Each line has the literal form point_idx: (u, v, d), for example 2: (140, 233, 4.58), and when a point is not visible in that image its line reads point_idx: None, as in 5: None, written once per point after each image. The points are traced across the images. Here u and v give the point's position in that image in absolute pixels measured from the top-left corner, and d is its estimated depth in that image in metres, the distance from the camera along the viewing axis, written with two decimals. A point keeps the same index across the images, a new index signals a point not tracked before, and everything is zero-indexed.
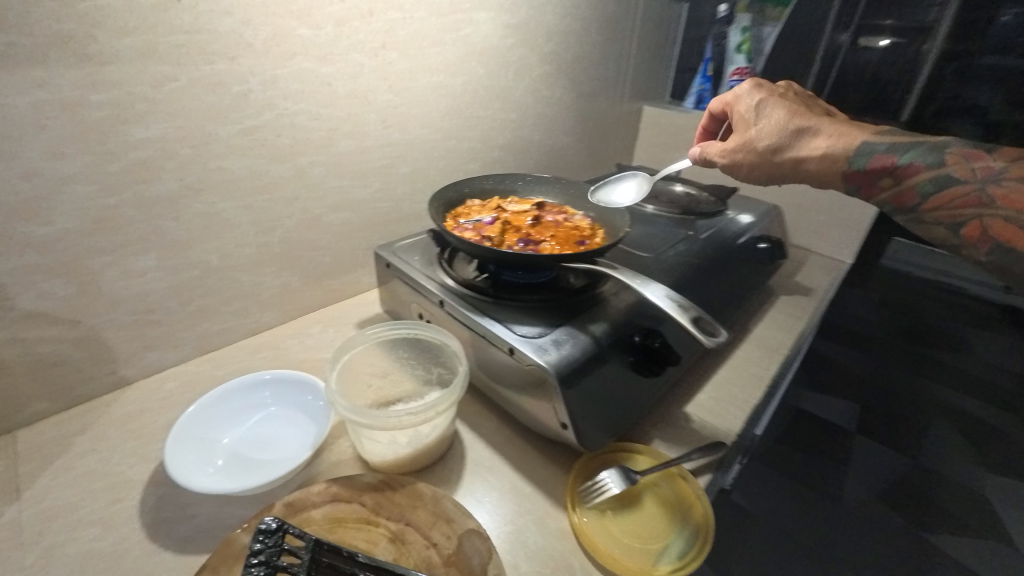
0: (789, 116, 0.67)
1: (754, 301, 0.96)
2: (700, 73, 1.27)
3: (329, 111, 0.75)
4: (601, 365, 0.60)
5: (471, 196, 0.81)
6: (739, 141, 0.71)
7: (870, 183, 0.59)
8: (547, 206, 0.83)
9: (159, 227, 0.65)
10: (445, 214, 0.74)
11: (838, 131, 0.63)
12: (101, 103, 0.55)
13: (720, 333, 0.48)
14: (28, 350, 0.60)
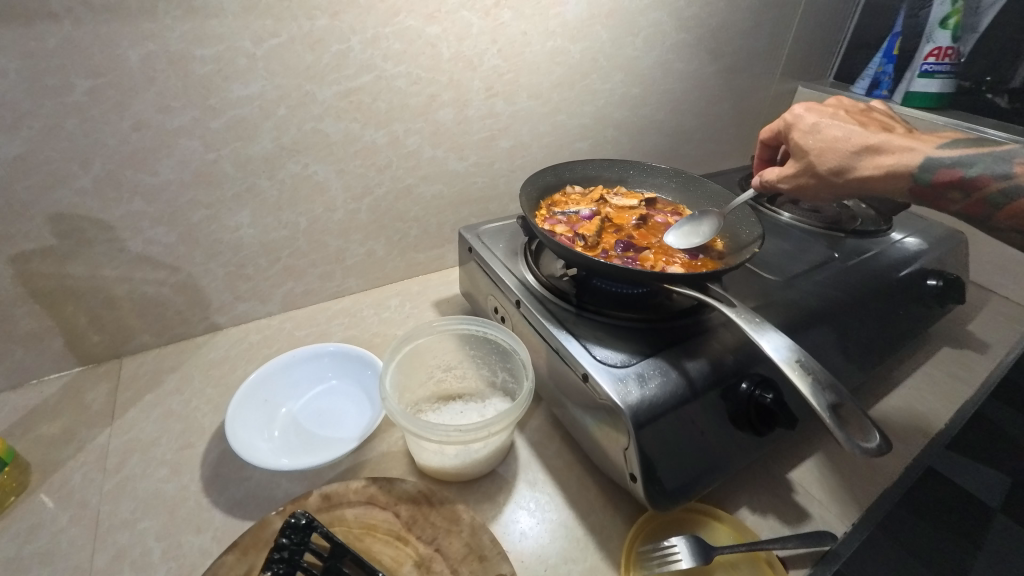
0: (847, 132, 0.56)
1: (901, 349, 0.77)
2: (882, 51, 1.01)
3: (430, 75, 0.70)
4: (691, 414, 0.50)
5: (572, 181, 0.72)
6: (794, 162, 0.60)
7: (937, 197, 0.52)
8: (657, 203, 0.71)
9: (254, 184, 0.65)
10: (539, 201, 0.66)
11: (904, 144, 0.54)
12: (205, 58, 0.56)
13: (871, 438, 0.36)
14: (134, 289, 0.64)
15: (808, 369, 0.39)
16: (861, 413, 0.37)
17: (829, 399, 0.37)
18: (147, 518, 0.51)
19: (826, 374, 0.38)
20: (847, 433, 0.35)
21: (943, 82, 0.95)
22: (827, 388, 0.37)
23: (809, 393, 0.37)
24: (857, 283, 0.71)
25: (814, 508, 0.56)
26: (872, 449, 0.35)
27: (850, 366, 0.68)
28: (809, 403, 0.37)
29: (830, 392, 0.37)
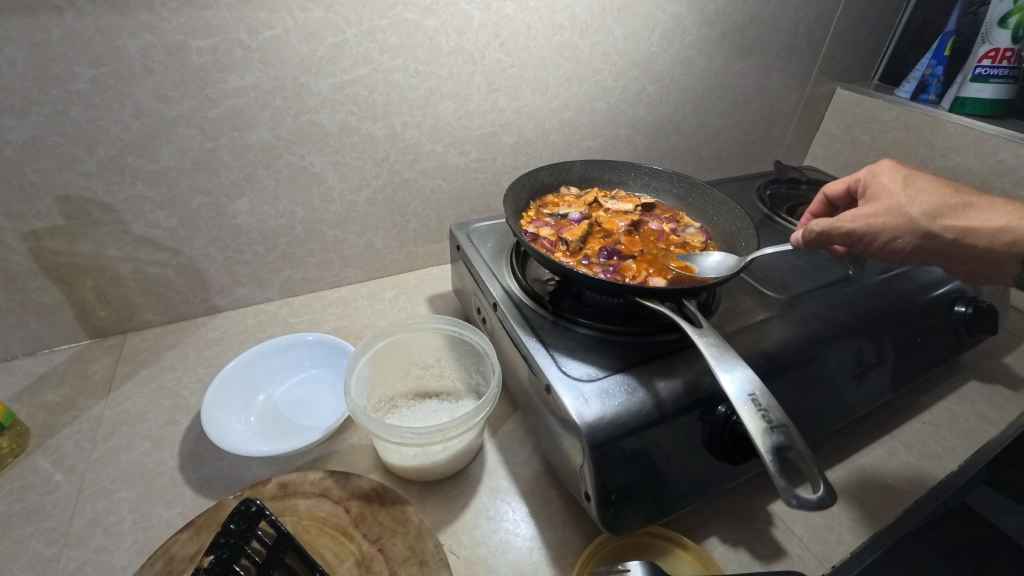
0: (943, 186, 0.51)
1: (924, 379, 0.71)
2: (934, 51, 0.95)
3: (429, 69, 0.69)
4: (657, 437, 0.48)
5: (569, 183, 0.70)
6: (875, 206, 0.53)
7: None
8: (655, 209, 0.68)
9: (251, 174, 0.67)
10: (530, 202, 0.65)
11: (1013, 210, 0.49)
12: (201, 49, 0.57)
13: (818, 491, 0.35)
14: (137, 270, 0.68)
15: (762, 407, 0.38)
16: (812, 461, 0.36)
17: (775, 441, 0.36)
18: (124, 488, 0.53)
19: (779, 415, 0.38)
20: (787, 480, 0.34)
21: (999, 87, 0.89)
22: (776, 430, 0.37)
23: (757, 433, 0.37)
24: (874, 304, 0.65)
25: (793, 545, 0.52)
26: (815, 500, 0.34)
27: (856, 395, 0.62)
28: (755, 443, 0.36)
29: (780, 434, 0.37)
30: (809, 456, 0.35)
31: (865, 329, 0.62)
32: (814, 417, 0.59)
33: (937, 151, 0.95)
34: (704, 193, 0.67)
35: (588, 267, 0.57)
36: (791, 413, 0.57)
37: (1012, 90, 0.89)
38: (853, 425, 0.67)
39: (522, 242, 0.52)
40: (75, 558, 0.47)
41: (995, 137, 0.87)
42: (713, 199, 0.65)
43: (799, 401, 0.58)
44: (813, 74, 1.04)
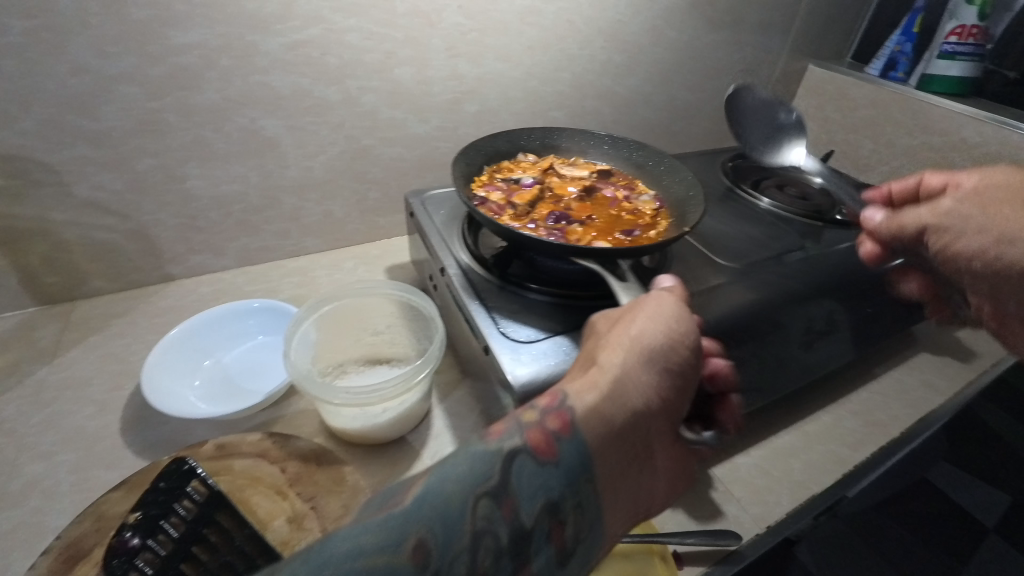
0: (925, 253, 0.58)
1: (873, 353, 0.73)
2: (903, 28, 0.96)
3: (385, 30, 0.67)
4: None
5: (527, 150, 0.69)
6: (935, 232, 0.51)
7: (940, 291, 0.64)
8: (612, 177, 0.68)
9: (200, 136, 0.65)
10: (483, 166, 0.64)
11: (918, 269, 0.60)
12: (141, 3, 0.55)
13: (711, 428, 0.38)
14: (84, 235, 0.66)
15: None
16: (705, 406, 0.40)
17: None
18: (65, 451, 0.53)
19: None
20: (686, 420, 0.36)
21: (965, 65, 0.90)
22: None
23: None
24: (827, 274, 0.65)
25: (731, 506, 0.53)
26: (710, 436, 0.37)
27: (811, 361, 0.62)
28: None
29: None
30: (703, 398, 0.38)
31: (814, 297, 0.62)
32: (760, 382, 0.60)
33: (904, 129, 0.96)
34: (660, 162, 0.67)
35: (534, 229, 0.57)
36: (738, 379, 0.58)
37: (978, 68, 0.90)
38: (803, 394, 0.68)
39: (467, 206, 0.52)
40: (10, 519, 0.47)
41: (960, 116, 0.88)
42: (669, 167, 0.65)
43: (747, 366, 0.58)
44: (785, 50, 1.03)
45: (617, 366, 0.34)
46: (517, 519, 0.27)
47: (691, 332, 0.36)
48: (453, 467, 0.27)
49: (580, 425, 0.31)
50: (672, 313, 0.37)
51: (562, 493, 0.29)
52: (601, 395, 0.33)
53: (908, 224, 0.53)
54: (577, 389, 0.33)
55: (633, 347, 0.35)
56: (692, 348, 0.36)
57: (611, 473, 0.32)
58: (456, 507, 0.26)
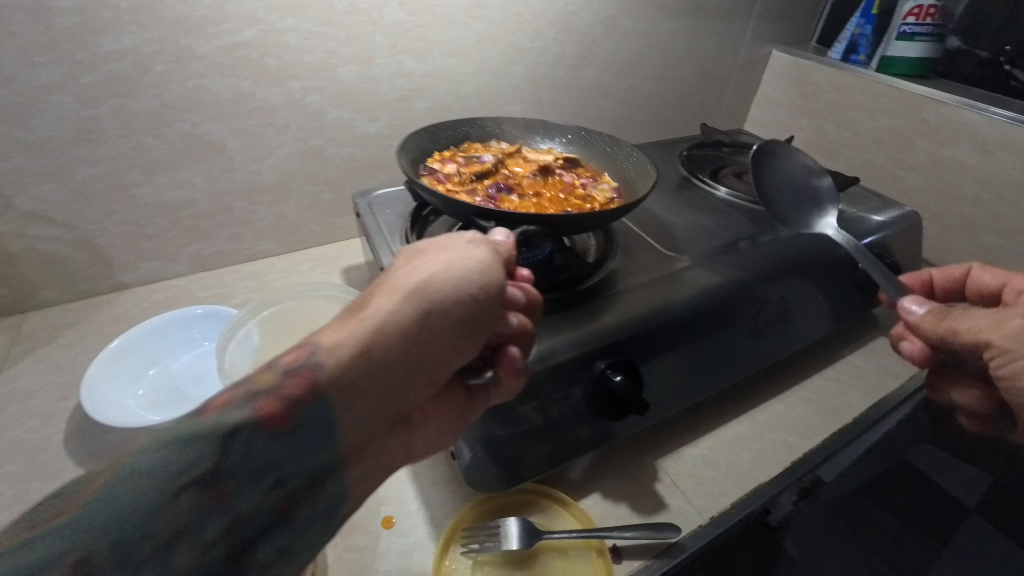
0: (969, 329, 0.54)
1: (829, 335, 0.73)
2: (863, 10, 0.96)
3: (325, 30, 0.67)
4: (532, 403, 0.48)
5: (496, 137, 0.72)
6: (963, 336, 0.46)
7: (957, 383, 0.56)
8: (580, 166, 0.68)
9: (141, 143, 0.65)
10: (446, 144, 0.66)
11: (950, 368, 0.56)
12: (66, 11, 0.54)
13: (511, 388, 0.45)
14: (29, 246, 0.65)
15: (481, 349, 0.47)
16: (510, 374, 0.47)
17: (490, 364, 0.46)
18: (7, 464, 0.53)
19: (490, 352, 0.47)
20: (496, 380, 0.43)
21: (924, 45, 0.90)
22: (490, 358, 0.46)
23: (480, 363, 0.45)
24: (776, 258, 0.64)
25: (674, 498, 0.53)
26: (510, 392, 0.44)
27: (749, 352, 0.63)
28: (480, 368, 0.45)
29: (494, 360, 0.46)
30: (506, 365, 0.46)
31: (766, 285, 0.62)
32: (709, 371, 0.60)
33: (866, 112, 0.96)
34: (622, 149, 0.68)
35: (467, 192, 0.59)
36: (686, 369, 0.58)
37: (937, 48, 0.90)
38: (757, 382, 0.68)
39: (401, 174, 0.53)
40: None
41: (920, 98, 0.88)
42: (637, 158, 0.64)
43: (695, 356, 0.58)
44: (747, 36, 1.02)
45: (384, 319, 0.34)
46: (232, 506, 0.26)
47: (479, 284, 0.37)
48: (154, 457, 0.25)
49: (326, 387, 0.31)
50: (467, 263, 0.38)
51: (300, 461, 0.29)
52: (356, 351, 0.32)
53: (964, 333, 0.42)
54: (330, 340, 0.33)
55: (411, 298, 0.35)
56: (479, 296, 0.37)
57: (365, 428, 0.32)
58: (151, 499, 0.24)
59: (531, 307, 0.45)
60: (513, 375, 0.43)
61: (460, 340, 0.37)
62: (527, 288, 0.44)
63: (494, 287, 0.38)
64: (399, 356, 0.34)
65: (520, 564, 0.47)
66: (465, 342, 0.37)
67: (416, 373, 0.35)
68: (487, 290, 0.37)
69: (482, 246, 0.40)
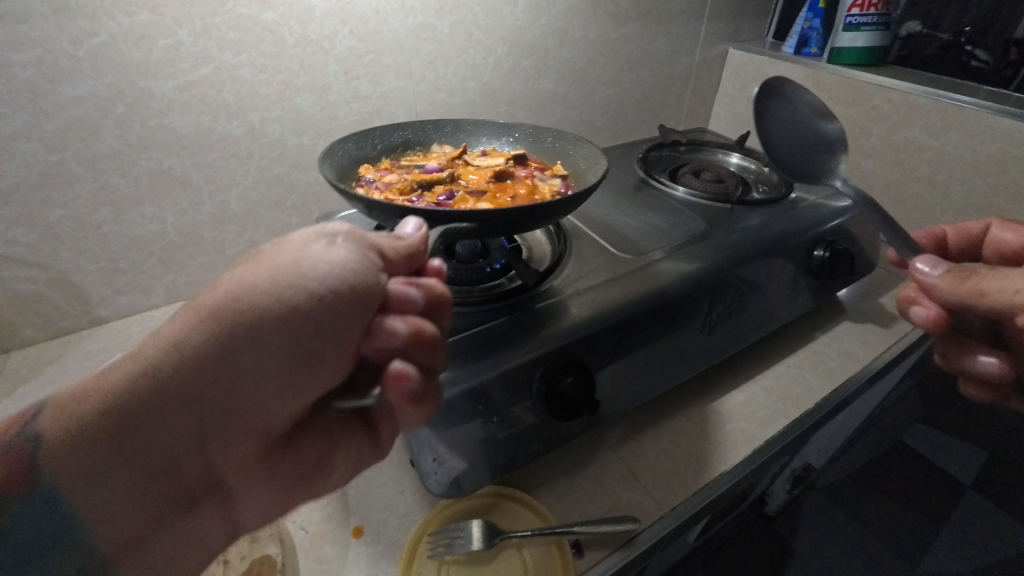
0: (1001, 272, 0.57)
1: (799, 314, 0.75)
2: (810, 5, 0.99)
3: (278, 62, 0.69)
4: (490, 416, 0.50)
5: (442, 140, 0.75)
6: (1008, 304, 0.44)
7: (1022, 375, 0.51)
8: (526, 161, 0.71)
9: (108, 182, 0.67)
10: (387, 156, 0.69)
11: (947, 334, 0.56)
12: (25, 63, 0.57)
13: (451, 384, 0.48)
14: (6, 288, 0.68)
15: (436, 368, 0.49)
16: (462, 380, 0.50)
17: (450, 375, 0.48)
18: None
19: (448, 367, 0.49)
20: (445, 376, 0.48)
21: (870, 35, 0.92)
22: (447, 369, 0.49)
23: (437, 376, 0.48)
24: (726, 252, 0.65)
25: (634, 493, 0.55)
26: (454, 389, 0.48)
27: (703, 346, 0.64)
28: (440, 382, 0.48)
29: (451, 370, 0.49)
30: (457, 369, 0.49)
31: (716, 279, 0.63)
32: (664, 365, 0.61)
33: (820, 102, 0.98)
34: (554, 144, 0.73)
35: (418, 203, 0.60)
36: (641, 366, 0.59)
37: (884, 36, 0.93)
38: (717, 373, 0.70)
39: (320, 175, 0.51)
40: None
41: (870, 85, 0.90)
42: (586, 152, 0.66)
43: (649, 353, 0.59)
44: (701, 36, 1.05)
45: (169, 362, 0.34)
46: (41, 529, 0.30)
47: (300, 292, 0.37)
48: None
49: (114, 431, 0.32)
50: (306, 274, 0.37)
51: (107, 509, 0.33)
52: (176, 362, 0.34)
53: (992, 296, 0.42)
54: (127, 381, 0.33)
55: (202, 330, 0.35)
56: (302, 315, 0.37)
57: (143, 498, 0.34)
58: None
59: (429, 308, 0.44)
60: (404, 400, 0.42)
61: (279, 367, 0.38)
62: (429, 287, 0.43)
63: (349, 294, 0.38)
64: (185, 391, 0.35)
65: (481, 564, 0.48)
66: (279, 376, 0.38)
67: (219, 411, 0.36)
68: (340, 300, 0.38)
69: (338, 248, 0.39)
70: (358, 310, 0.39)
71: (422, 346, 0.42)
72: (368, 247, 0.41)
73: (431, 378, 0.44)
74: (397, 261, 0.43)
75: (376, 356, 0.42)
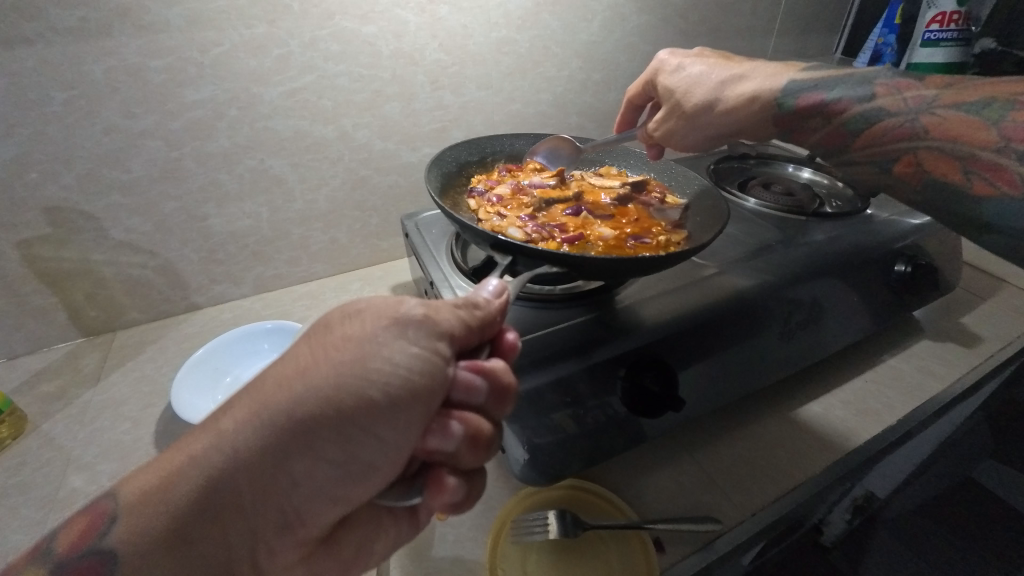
0: (709, 69, 0.64)
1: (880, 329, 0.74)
2: (885, 21, 0.99)
3: (372, 72, 0.74)
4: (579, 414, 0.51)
5: (545, 161, 0.80)
6: (705, 59, 0.66)
7: (799, 126, 0.56)
8: (645, 189, 0.74)
9: (216, 179, 0.73)
10: (493, 167, 0.75)
11: (765, 74, 0.60)
12: (160, 68, 0.64)
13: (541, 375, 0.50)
14: (120, 272, 0.74)
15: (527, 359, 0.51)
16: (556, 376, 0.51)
17: (540, 369, 0.51)
18: (104, 462, 0.60)
19: (536, 359, 0.51)
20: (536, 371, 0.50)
21: (949, 50, 0.91)
22: (537, 364, 0.51)
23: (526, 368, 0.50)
24: (801, 262, 0.66)
25: (713, 496, 0.55)
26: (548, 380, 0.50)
27: (780, 356, 0.64)
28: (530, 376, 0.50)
29: (540, 364, 0.51)
30: (546, 363, 0.51)
31: (796, 289, 0.63)
32: (745, 374, 0.61)
33: None
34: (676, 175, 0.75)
35: (527, 217, 0.65)
36: (725, 378, 0.60)
37: (963, 52, 0.92)
38: (792, 384, 0.69)
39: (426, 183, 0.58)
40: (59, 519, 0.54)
41: None
42: (705, 200, 0.66)
43: (730, 362, 0.60)
44: (769, 53, 1.06)
45: (224, 464, 0.32)
46: None
47: (359, 400, 0.32)
48: None
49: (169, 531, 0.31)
50: (362, 380, 0.32)
51: None
52: (200, 491, 0.31)
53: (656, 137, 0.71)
54: (180, 479, 0.31)
55: (247, 448, 0.32)
56: (354, 421, 0.32)
57: None
58: None
59: (491, 398, 0.38)
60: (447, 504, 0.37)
61: (333, 473, 0.33)
62: (493, 373, 0.38)
63: (397, 407, 0.33)
64: (211, 514, 0.32)
65: (564, 552, 0.49)
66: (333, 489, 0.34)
67: (261, 523, 0.33)
68: (386, 417, 0.33)
69: (406, 344, 0.34)
70: (412, 415, 0.33)
71: (475, 450, 0.37)
72: (437, 335, 0.35)
73: (476, 474, 0.39)
74: (465, 341, 0.38)
75: (426, 458, 0.37)
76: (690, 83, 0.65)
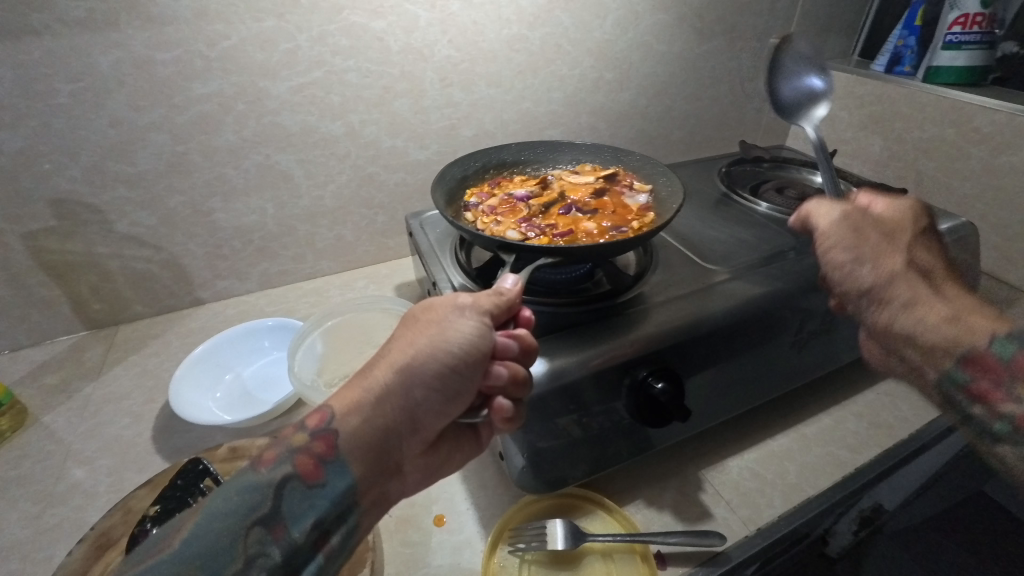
0: (933, 266, 0.53)
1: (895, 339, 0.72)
2: (905, 21, 0.96)
3: (382, 68, 0.74)
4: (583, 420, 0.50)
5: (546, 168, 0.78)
6: (939, 258, 0.55)
7: (994, 377, 0.42)
8: (620, 177, 0.72)
9: (222, 173, 0.73)
10: (491, 174, 0.74)
11: (966, 302, 0.49)
12: (167, 61, 0.63)
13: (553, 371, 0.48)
14: (125, 265, 0.74)
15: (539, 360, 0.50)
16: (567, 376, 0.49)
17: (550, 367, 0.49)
18: (104, 457, 0.60)
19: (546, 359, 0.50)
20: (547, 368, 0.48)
21: (972, 53, 0.88)
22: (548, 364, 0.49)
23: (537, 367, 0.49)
24: None
25: (719, 509, 0.53)
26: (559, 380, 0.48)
27: (791, 364, 0.62)
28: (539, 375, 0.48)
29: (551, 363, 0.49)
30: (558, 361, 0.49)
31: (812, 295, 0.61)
32: (756, 381, 0.60)
33: (914, 123, 0.94)
34: (642, 162, 0.72)
35: (522, 220, 0.64)
36: (734, 382, 0.58)
37: (987, 55, 0.88)
38: (803, 395, 0.67)
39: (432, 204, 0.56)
40: (57, 514, 0.54)
41: (970, 107, 0.85)
42: (672, 180, 0.66)
43: (740, 367, 0.58)
44: None
45: (383, 386, 0.42)
46: (287, 538, 0.36)
47: (444, 348, 0.42)
48: (232, 503, 0.36)
49: (343, 449, 0.40)
50: (444, 339, 0.43)
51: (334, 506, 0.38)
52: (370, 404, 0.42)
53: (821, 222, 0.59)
54: (342, 411, 0.41)
55: (394, 376, 0.42)
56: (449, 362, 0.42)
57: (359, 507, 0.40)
58: (227, 542, 0.34)
59: (523, 355, 0.46)
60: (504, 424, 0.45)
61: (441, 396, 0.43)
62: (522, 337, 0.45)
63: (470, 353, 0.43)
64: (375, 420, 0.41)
65: (566, 564, 0.48)
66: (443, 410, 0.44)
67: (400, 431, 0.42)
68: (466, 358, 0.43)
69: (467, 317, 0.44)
70: (480, 359, 0.43)
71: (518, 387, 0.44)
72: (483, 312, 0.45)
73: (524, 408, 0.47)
74: (497, 315, 0.46)
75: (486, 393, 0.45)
76: (912, 262, 0.54)
